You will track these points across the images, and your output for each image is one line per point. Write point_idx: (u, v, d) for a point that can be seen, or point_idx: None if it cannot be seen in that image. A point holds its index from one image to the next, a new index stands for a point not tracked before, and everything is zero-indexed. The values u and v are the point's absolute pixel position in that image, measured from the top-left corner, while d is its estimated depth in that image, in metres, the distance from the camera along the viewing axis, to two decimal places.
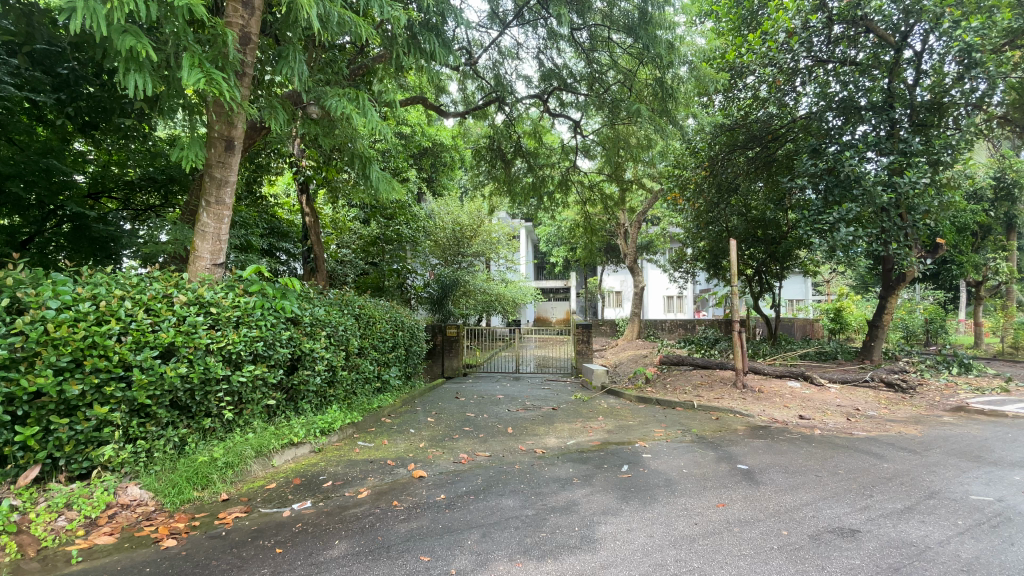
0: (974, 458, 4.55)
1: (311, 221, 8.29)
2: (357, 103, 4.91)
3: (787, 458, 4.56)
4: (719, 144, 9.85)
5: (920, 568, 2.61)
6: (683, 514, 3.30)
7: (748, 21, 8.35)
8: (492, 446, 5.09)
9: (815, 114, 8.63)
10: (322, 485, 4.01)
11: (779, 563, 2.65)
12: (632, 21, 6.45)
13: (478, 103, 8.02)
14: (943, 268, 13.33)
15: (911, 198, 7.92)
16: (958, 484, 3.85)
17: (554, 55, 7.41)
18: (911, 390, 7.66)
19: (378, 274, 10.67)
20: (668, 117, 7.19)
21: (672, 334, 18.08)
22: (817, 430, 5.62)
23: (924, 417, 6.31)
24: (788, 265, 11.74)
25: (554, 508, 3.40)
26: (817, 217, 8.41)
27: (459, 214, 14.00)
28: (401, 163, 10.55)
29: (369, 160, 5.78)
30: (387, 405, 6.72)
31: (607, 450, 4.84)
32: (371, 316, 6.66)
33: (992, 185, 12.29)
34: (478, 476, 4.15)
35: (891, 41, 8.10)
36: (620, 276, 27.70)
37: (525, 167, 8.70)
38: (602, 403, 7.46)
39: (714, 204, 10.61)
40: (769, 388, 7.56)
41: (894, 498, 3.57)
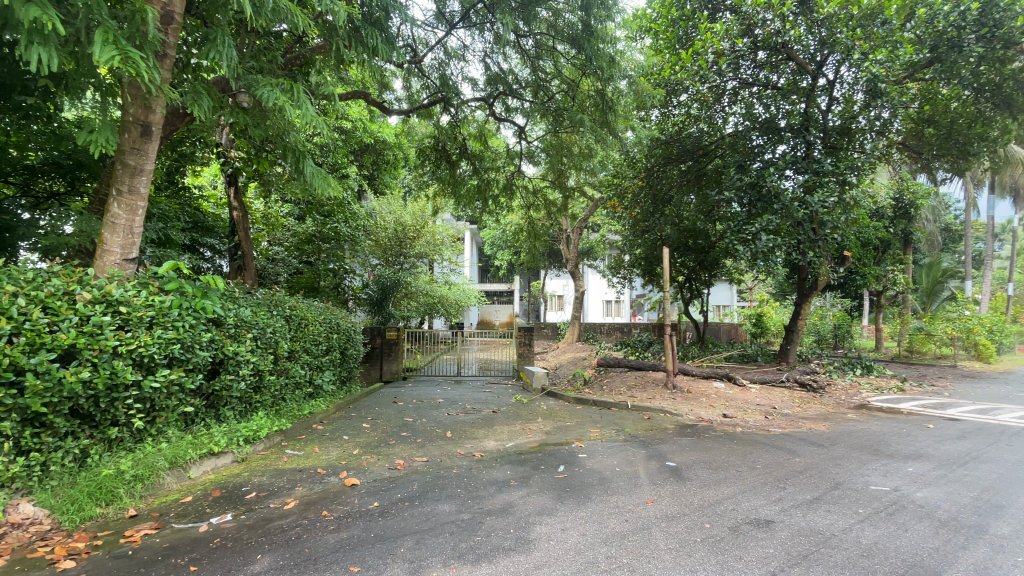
0: (873, 452, 5.02)
1: (239, 216, 7.81)
2: (290, 94, 4.69)
3: (711, 454, 4.82)
4: (654, 156, 10.27)
5: (826, 554, 2.83)
6: (615, 511, 3.40)
7: (682, 40, 8.99)
8: (429, 451, 5.01)
9: (741, 132, 9.20)
10: (244, 497, 3.76)
11: (702, 555, 2.79)
12: (575, 32, 6.55)
13: (423, 102, 7.87)
14: (850, 279, 14.67)
15: (822, 214, 8.62)
16: (859, 475, 4.24)
17: (500, 60, 7.45)
18: (821, 390, 8.36)
19: (313, 274, 10.19)
20: (608, 128, 7.45)
21: (609, 337, 18.70)
22: (739, 428, 5.99)
23: (832, 415, 6.89)
24: (716, 272, 12.49)
25: (491, 511, 3.39)
26: (741, 227, 9.02)
27: (401, 214, 13.78)
28: (341, 158, 10.22)
29: (304, 154, 5.56)
30: (319, 411, 6.44)
31: (545, 452, 4.89)
32: (304, 318, 6.38)
33: (892, 204, 13.70)
34: (414, 482, 4.06)
35: (808, 69, 8.78)
36: (562, 280, 28.19)
37: (470, 169, 8.69)
38: (541, 405, 7.55)
39: (649, 213, 11.24)
40: (696, 388, 7.97)
41: (805, 489, 3.87)
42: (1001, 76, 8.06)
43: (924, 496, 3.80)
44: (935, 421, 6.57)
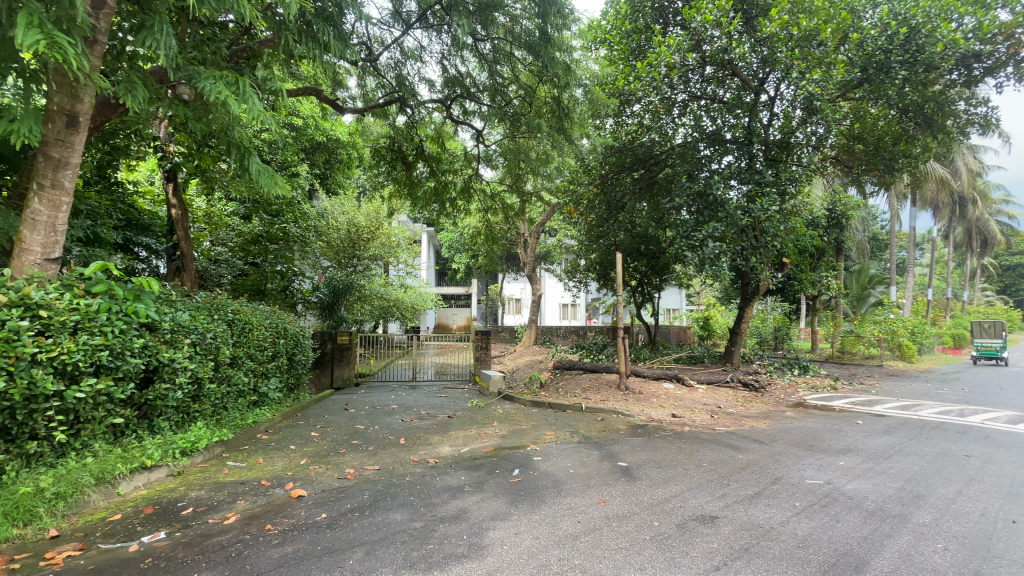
0: (809, 447, 5.32)
1: (178, 214, 7.38)
2: (235, 88, 4.48)
3: (661, 454, 4.96)
4: (609, 163, 10.53)
5: (766, 546, 2.97)
6: (567, 513, 3.43)
7: (636, 52, 9.46)
8: (382, 459, 4.89)
9: (690, 143, 9.56)
10: (180, 513, 3.54)
11: (651, 553, 2.86)
12: (533, 39, 6.60)
13: (378, 101, 7.70)
14: (789, 285, 15.55)
15: (762, 221, 9.29)
16: (796, 470, 4.49)
17: (458, 63, 7.41)
18: (762, 389, 8.81)
19: (259, 276, 9.73)
20: (565, 135, 7.56)
21: (566, 340, 19.02)
22: (686, 427, 6.21)
23: (772, 413, 7.26)
24: (666, 277, 12.95)
25: (444, 518, 3.34)
26: (690, 234, 9.39)
27: (354, 214, 13.47)
28: (291, 156, 9.96)
29: (249, 150, 5.33)
30: (264, 420, 6.17)
31: (499, 455, 4.89)
32: (247, 322, 6.10)
33: (826, 215, 14.64)
34: (364, 491, 3.95)
35: (751, 86, 9.27)
36: (520, 283, 28.34)
37: (426, 170, 8.63)
38: (497, 408, 7.55)
39: (604, 219, 11.52)
40: (648, 389, 8.21)
41: (746, 485, 4.05)
42: (924, 97, 8.92)
43: (853, 488, 4.06)
44: (863, 418, 7.05)
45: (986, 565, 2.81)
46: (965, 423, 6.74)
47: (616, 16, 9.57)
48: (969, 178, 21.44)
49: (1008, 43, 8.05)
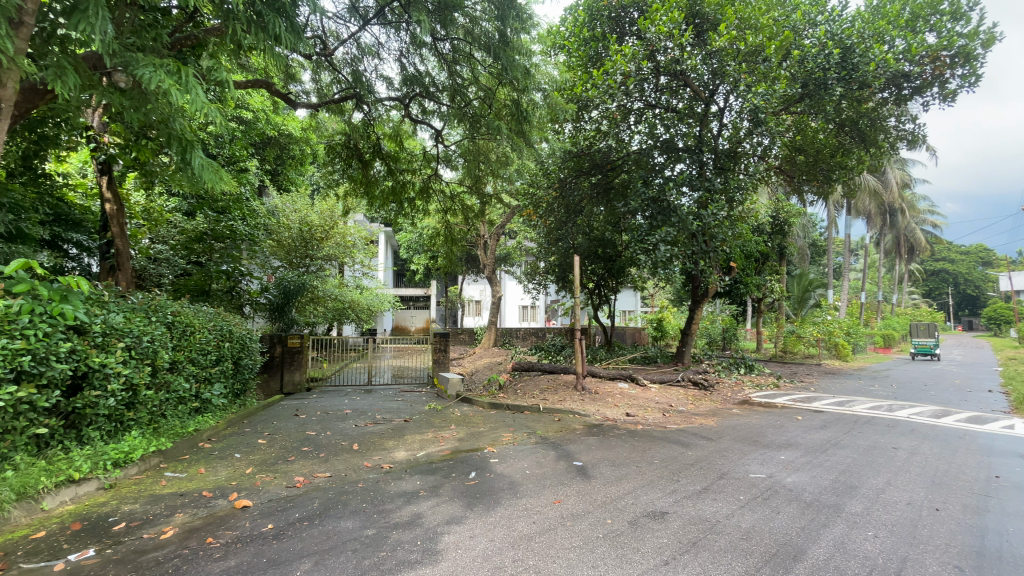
0: (754, 443, 5.58)
1: (114, 210, 6.95)
2: (178, 77, 4.24)
3: (615, 452, 5.07)
4: (567, 168, 10.67)
5: (712, 539, 3.09)
6: (523, 514, 3.45)
7: (593, 59, 9.73)
8: (333, 465, 4.75)
9: (645, 150, 9.84)
10: (110, 529, 3.30)
11: (604, 550, 2.92)
12: (492, 42, 6.58)
13: (334, 97, 7.48)
14: (736, 289, 16.28)
15: (712, 227, 9.72)
16: (741, 465, 4.69)
17: (417, 62, 7.30)
18: (711, 388, 9.17)
19: (203, 276, 9.19)
20: (524, 138, 7.59)
21: (525, 342, 19.11)
22: (640, 426, 6.38)
23: (720, 410, 7.57)
24: (622, 280, 13.28)
25: (397, 525, 3.28)
26: (644, 237, 9.80)
27: (307, 213, 13.06)
28: (239, 150, 9.69)
29: (192, 144, 5.09)
30: (206, 428, 5.87)
31: (456, 459, 4.85)
32: (188, 325, 5.79)
33: (770, 222, 15.41)
34: (314, 500, 3.82)
35: (703, 96, 9.64)
36: (479, 285, 28.28)
37: (384, 169, 8.47)
38: (455, 411, 7.50)
39: (562, 222, 11.72)
40: (603, 389, 8.39)
41: (695, 480, 4.20)
42: (858, 113, 9.60)
43: (793, 480, 4.29)
44: (803, 414, 7.47)
45: (910, 550, 3.03)
46: (893, 418, 7.25)
47: (575, 23, 9.94)
48: (897, 190, 23.13)
49: (933, 65, 8.74)
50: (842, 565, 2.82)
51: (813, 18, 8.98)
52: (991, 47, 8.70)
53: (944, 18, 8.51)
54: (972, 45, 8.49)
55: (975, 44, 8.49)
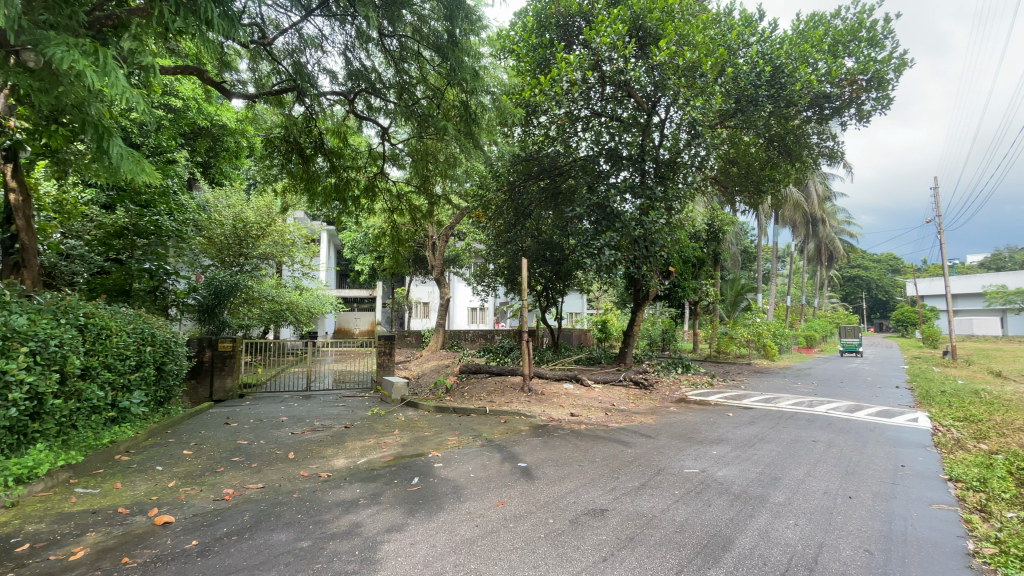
0: (689, 439, 5.86)
1: (18, 200, 6.25)
2: (96, 59, 3.90)
3: (558, 452, 5.15)
4: (516, 171, 10.73)
5: (648, 534, 3.21)
6: (466, 518, 3.43)
7: (541, 64, 9.98)
8: (267, 476, 4.52)
9: (591, 156, 10.17)
10: (11, 552, 2.98)
11: (545, 550, 2.96)
12: (441, 42, 6.52)
13: (273, 88, 7.13)
14: (674, 293, 17.04)
15: (653, 233, 10.21)
16: (677, 460, 4.91)
17: (362, 56, 6.99)
18: (651, 387, 9.55)
19: (122, 275, 8.37)
20: (473, 140, 7.57)
21: (473, 343, 19.04)
22: (583, 425, 6.52)
23: (659, 409, 7.89)
24: (569, 283, 13.52)
25: (334, 535, 3.17)
26: (589, 242, 10.01)
27: (241, 209, 12.43)
28: (166, 140, 9.09)
29: (111, 131, 4.65)
30: (124, 438, 5.42)
31: (399, 464, 4.75)
32: (104, 328, 5.34)
33: (706, 229, 16.26)
34: (244, 513, 3.62)
35: (645, 108, 10.00)
36: (427, 286, 27.89)
37: (326, 165, 8.17)
38: (398, 416, 7.35)
39: (511, 225, 11.83)
40: (549, 390, 8.52)
41: (633, 477, 4.35)
42: (785, 130, 10.32)
43: (723, 474, 4.54)
44: (733, 410, 7.93)
45: (826, 536, 3.29)
46: (813, 413, 7.83)
47: (524, 28, 10.13)
48: (818, 202, 25.06)
49: (851, 87, 9.53)
50: (765, 552, 3.01)
51: (746, 39, 9.54)
52: (901, 72, 9.60)
53: (862, 45, 9.29)
54: (886, 70, 9.31)
55: (888, 70, 9.32)
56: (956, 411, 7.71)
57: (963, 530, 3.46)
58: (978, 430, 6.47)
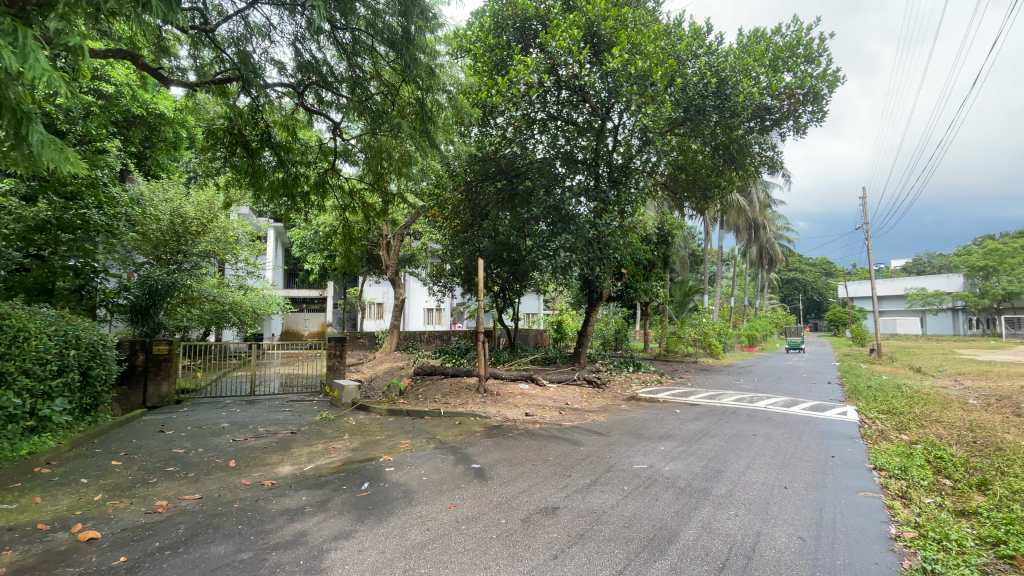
0: (639, 436, 6.03)
1: None
2: (14, 39, 3.56)
3: (512, 452, 5.18)
4: (473, 171, 10.69)
5: (598, 530, 3.28)
6: (417, 522, 3.39)
7: (498, 65, 10.04)
8: (205, 486, 4.29)
9: (548, 159, 10.27)
10: None
11: (496, 550, 2.97)
12: (395, 37, 6.39)
13: (216, 78, 6.75)
14: (627, 294, 17.52)
15: (606, 235, 10.53)
16: (627, 457, 5.05)
17: (313, 48, 6.75)
18: (604, 385, 9.75)
19: (44, 273, 7.71)
20: (429, 138, 7.47)
21: (429, 345, 18.81)
22: (537, 425, 6.58)
23: (610, 407, 8.08)
24: (526, 284, 13.59)
25: (278, 545, 3.05)
26: (545, 244, 10.14)
27: (180, 203, 11.78)
28: (96, 129, 8.46)
29: (33, 117, 4.11)
30: (44, 449, 5.00)
31: (348, 470, 4.62)
32: (21, 329, 4.91)
33: (657, 233, 16.83)
34: (180, 526, 3.42)
35: (599, 113, 10.24)
36: (381, 287, 27.31)
37: (274, 159, 7.83)
38: (349, 420, 7.15)
39: (469, 225, 11.82)
40: (504, 390, 8.55)
41: (584, 475, 4.43)
42: (730, 138, 10.71)
43: (670, 469, 4.70)
44: (680, 407, 8.24)
45: (763, 525, 3.47)
46: (754, 408, 8.25)
47: (480, 29, 10.15)
48: (759, 208, 26.48)
49: (789, 101, 10.12)
50: (708, 543, 3.15)
51: (694, 51, 9.90)
52: (834, 88, 10.28)
53: (800, 61, 9.89)
54: (821, 86, 9.92)
55: (822, 85, 9.94)
56: (880, 405, 8.33)
57: (886, 515, 3.74)
58: (899, 422, 7.02)
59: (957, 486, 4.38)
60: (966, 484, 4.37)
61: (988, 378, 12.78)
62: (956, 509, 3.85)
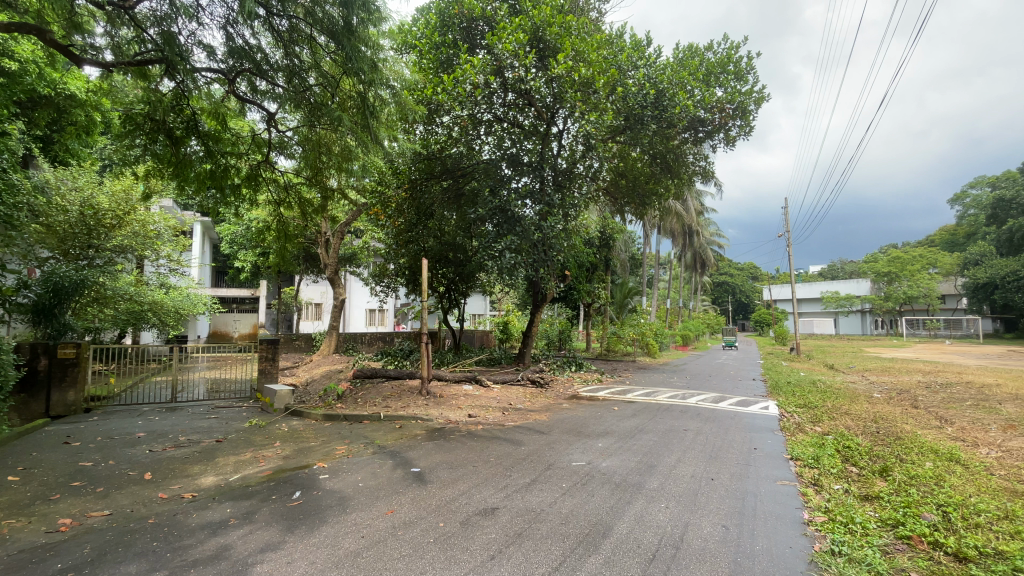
0: (579, 433, 6.17)
1: None
2: None
3: (452, 455, 5.14)
4: (417, 169, 10.72)
5: (536, 528, 3.32)
6: (351, 530, 3.28)
7: (444, 63, 10.00)
8: (116, 501, 3.95)
9: (494, 161, 10.32)
10: None
11: (433, 554, 2.94)
12: (336, 28, 6.17)
13: (136, 58, 6.19)
14: (570, 295, 17.90)
15: (551, 237, 10.73)
16: (566, 455, 5.15)
17: (246, 32, 6.33)
18: (547, 385, 9.91)
19: None
20: (371, 133, 7.26)
21: (371, 346, 18.30)
22: (479, 426, 6.57)
23: (552, 406, 8.21)
24: (472, 286, 13.53)
25: (197, 561, 2.86)
26: (490, 245, 10.26)
27: (92, 193, 10.77)
28: None
29: None
30: None
31: (279, 479, 4.41)
32: None
33: (599, 236, 17.34)
34: (85, 545, 3.12)
35: (544, 118, 10.43)
36: (320, 286, 26.29)
37: (201, 148, 7.35)
38: (282, 426, 6.82)
39: (412, 224, 11.45)
40: (447, 391, 8.47)
41: (524, 474, 4.48)
42: (667, 148, 11.29)
43: (607, 465, 4.85)
44: (619, 404, 8.54)
45: (691, 516, 3.65)
46: (687, 404, 8.67)
47: (426, 25, 10.09)
48: (694, 215, 27.95)
49: (720, 114, 10.75)
50: (640, 536, 3.27)
51: (634, 62, 10.14)
52: (760, 105, 11.02)
53: (730, 77, 10.52)
54: (748, 102, 10.62)
55: (749, 102, 10.64)
56: (798, 399, 9.01)
57: (800, 502, 4.05)
58: (813, 415, 7.63)
59: (862, 472, 4.82)
60: (870, 471, 4.82)
61: (889, 373, 14.15)
62: (861, 494, 4.23)
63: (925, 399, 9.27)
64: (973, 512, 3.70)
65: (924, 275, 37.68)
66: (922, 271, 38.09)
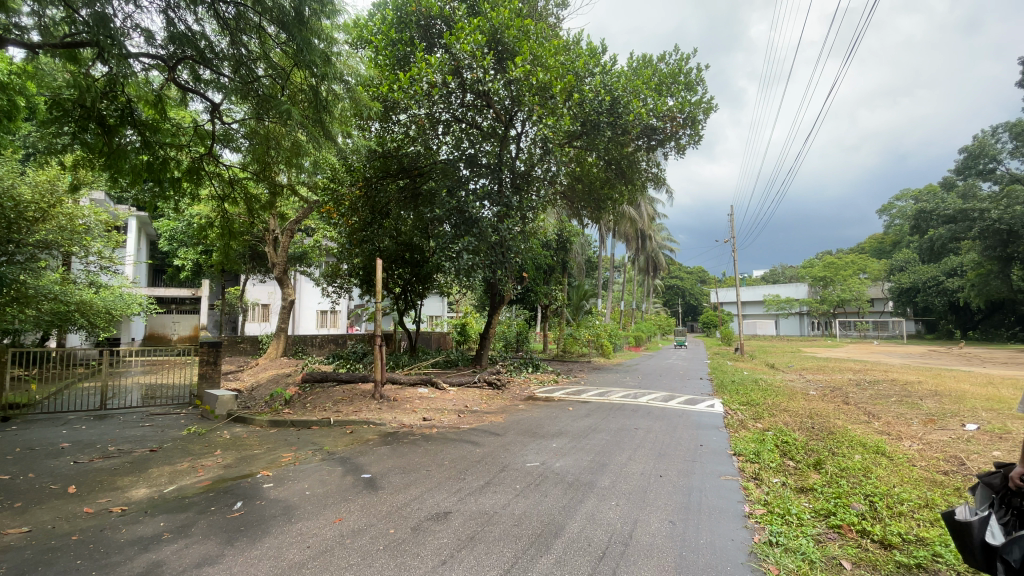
0: (533, 434, 6.21)
1: None
2: None
3: (405, 459, 5.05)
4: (373, 166, 10.58)
5: (488, 531, 3.32)
6: (296, 540, 3.17)
7: (400, 61, 9.87)
8: (36, 517, 3.64)
9: (451, 161, 10.32)
10: None
11: (382, 562, 2.88)
12: (286, 18, 5.95)
13: (64, 40, 5.71)
14: (527, 297, 18.02)
15: (508, 240, 10.79)
16: (520, 456, 5.18)
17: (188, 18, 5.97)
18: (504, 387, 9.91)
19: None
20: (323, 129, 7.04)
21: (322, 349, 17.84)
22: (434, 430, 6.49)
23: (508, 407, 8.22)
24: (429, 287, 13.33)
25: None
26: (447, 245, 10.20)
27: (12, 184, 9.90)
28: None
29: None
30: None
31: (219, 489, 4.20)
32: None
33: (556, 238, 17.58)
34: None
35: (503, 120, 10.47)
36: (268, 287, 25.50)
37: (137, 138, 6.88)
38: (225, 434, 6.49)
39: (368, 223, 10.91)
40: (401, 395, 8.30)
41: (478, 476, 4.47)
42: (621, 154, 11.58)
43: (560, 465, 4.91)
44: (573, 404, 8.67)
45: (640, 513, 3.75)
46: (638, 403, 8.92)
47: (382, 21, 9.95)
48: (647, 220, 28.84)
49: (671, 123, 11.15)
50: (590, 534, 3.33)
51: (590, 69, 10.26)
52: (709, 115, 11.50)
53: (681, 88, 10.93)
54: (697, 112, 11.07)
55: (698, 112, 11.10)
56: (742, 397, 9.45)
57: (742, 496, 4.24)
58: (755, 412, 8.01)
59: (798, 466, 5.10)
60: (805, 464, 5.11)
61: (825, 372, 15.05)
62: (797, 486, 4.48)
63: (856, 396, 9.92)
64: (897, 501, 4.00)
65: (856, 280, 40.46)
66: (854, 276, 40.87)
